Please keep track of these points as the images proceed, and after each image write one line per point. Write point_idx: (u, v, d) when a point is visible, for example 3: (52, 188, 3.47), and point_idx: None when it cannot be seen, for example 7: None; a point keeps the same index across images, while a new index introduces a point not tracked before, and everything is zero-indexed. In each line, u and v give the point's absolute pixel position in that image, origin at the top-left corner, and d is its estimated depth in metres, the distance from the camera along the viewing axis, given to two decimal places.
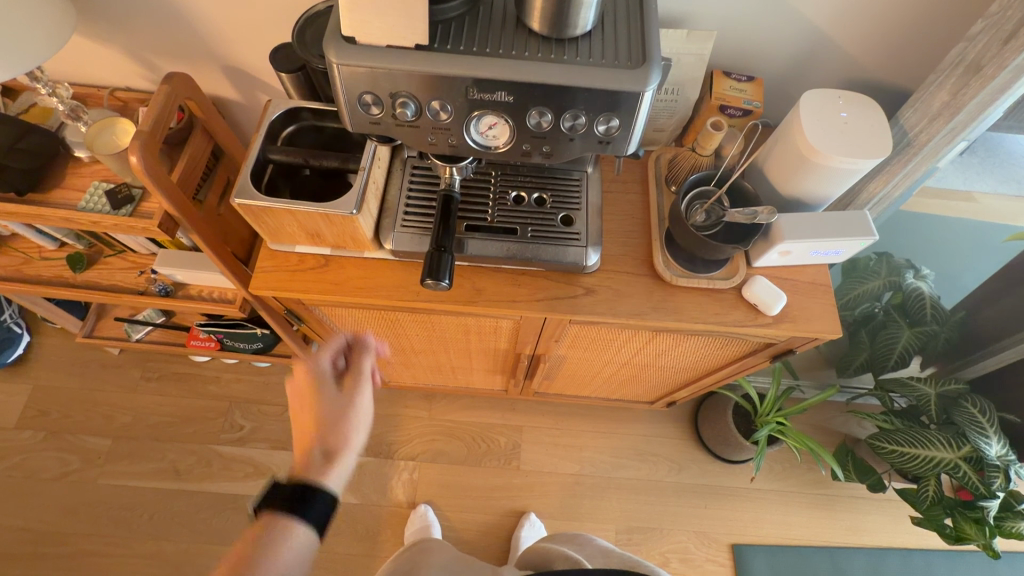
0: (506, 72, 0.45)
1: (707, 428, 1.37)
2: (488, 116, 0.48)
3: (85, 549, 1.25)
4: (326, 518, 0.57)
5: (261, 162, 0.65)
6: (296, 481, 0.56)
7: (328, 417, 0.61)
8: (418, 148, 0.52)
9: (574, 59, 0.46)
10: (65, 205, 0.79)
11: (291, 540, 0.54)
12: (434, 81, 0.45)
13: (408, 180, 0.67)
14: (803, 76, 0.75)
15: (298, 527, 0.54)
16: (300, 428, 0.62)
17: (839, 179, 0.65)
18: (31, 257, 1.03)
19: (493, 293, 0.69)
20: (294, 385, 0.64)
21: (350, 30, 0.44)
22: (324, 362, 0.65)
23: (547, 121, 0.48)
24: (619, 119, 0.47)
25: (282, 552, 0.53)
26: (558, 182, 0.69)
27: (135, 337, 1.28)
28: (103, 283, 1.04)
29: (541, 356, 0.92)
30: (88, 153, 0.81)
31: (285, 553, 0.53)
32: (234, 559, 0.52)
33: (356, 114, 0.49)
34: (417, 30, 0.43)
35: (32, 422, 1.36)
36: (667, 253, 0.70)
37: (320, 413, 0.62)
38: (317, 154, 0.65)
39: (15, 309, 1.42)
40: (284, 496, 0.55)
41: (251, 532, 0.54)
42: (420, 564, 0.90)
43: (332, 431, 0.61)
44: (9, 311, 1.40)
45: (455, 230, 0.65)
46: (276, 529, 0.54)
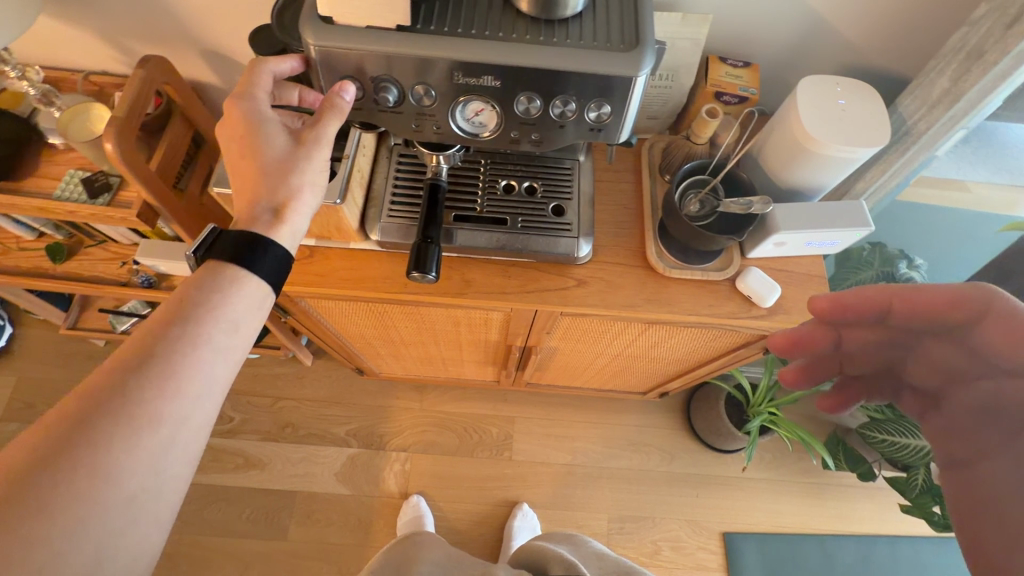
0: (492, 55, 0.43)
1: (699, 417, 1.37)
2: (474, 101, 0.46)
3: None
4: (281, 270, 0.54)
5: None
6: (242, 235, 0.51)
7: (276, 168, 0.53)
8: (403, 135, 0.50)
9: (563, 41, 0.44)
10: (39, 194, 0.76)
11: (241, 287, 0.51)
12: (417, 65, 0.43)
13: (394, 168, 0.65)
14: (800, 62, 0.73)
15: (248, 278, 0.52)
16: (245, 178, 0.53)
17: (835, 168, 0.63)
18: (8, 248, 1.01)
19: (483, 285, 0.68)
20: (232, 129, 0.53)
21: (327, 10, 0.42)
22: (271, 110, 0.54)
23: (536, 107, 0.46)
24: (611, 105, 0.45)
25: (231, 296, 0.50)
26: (549, 171, 0.67)
27: (121, 328, 1.26)
28: (84, 274, 1.01)
29: (532, 348, 0.91)
30: (62, 140, 0.78)
31: (233, 300, 0.50)
32: (171, 305, 0.49)
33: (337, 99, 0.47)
34: (398, 9, 0.41)
35: (16, 414, 1.34)
36: (660, 243, 0.69)
37: (265, 160, 0.53)
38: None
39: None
40: (229, 246, 0.51)
41: (188, 282, 0.51)
42: (416, 555, 0.89)
43: (280, 182, 0.53)
44: None
45: (443, 220, 0.63)
46: (222, 276, 0.51)
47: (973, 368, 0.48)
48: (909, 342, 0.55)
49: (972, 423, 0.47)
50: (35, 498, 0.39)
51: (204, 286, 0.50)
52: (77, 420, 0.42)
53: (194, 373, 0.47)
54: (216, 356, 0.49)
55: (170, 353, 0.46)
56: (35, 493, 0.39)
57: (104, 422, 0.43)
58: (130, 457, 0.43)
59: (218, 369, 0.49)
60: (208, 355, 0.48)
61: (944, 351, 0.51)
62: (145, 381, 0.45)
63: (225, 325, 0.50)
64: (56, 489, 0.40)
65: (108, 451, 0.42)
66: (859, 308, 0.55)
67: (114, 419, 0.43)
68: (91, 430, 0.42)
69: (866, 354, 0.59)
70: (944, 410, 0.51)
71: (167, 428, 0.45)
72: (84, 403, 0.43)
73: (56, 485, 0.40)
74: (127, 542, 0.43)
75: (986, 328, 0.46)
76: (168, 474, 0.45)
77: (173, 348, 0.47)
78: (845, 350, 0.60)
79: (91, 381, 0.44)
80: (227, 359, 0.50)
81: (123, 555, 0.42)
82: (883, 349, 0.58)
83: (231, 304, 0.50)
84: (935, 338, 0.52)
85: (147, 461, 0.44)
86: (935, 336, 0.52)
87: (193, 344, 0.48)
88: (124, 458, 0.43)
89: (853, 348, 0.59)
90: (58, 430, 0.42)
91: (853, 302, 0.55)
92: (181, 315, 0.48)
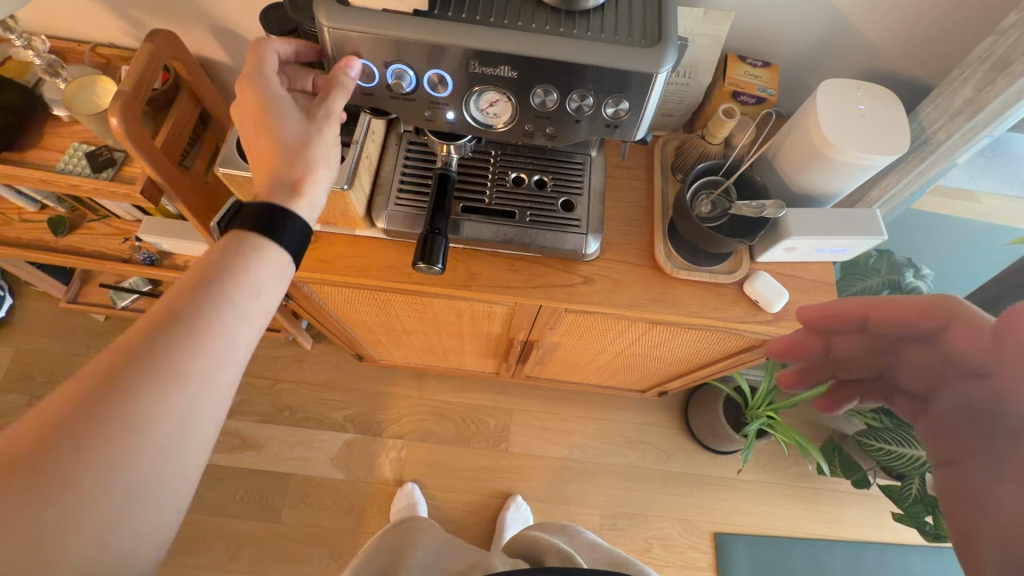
0: (510, 45, 0.42)
1: (697, 418, 1.37)
2: (489, 91, 0.45)
3: None
4: (302, 242, 0.53)
5: None
6: (264, 204, 0.50)
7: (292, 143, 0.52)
8: (414, 123, 0.49)
9: (583, 34, 0.43)
10: (43, 166, 0.75)
11: (263, 256, 0.49)
12: (433, 52, 0.42)
13: (404, 155, 0.64)
14: (820, 64, 0.72)
15: (272, 245, 0.50)
16: (260, 156, 0.52)
17: (851, 175, 0.62)
18: (10, 219, 1.00)
19: (488, 278, 0.67)
20: (243, 109, 0.52)
21: None
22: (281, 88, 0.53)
23: (552, 100, 0.45)
24: (629, 101, 0.44)
25: (256, 262, 0.49)
26: (560, 165, 0.66)
27: (121, 304, 1.26)
28: (85, 248, 1.00)
29: (534, 342, 0.90)
30: (67, 112, 0.77)
31: (258, 266, 0.49)
32: (197, 270, 0.47)
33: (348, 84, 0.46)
34: None
35: (14, 385, 1.34)
36: (669, 244, 0.68)
37: (280, 136, 0.52)
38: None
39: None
40: (248, 217, 0.50)
41: (214, 249, 0.49)
42: (412, 540, 0.89)
43: (296, 156, 0.52)
44: None
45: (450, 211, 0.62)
46: (247, 244, 0.49)
47: (951, 369, 0.51)
48: (894, 348, 0.58)
49: (955, 421, 0.50)
50: (59, 455, 0.37)
51: (225, 253, 0.48)
52: (100, 381, 0.40)
53: (219, 335, 0.45)
54: (240, 319, 0.47)
55: (196, 315, 0.45)
56: (58, 453, 0.37)
57: (128, 382, 0.41)
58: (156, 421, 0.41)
59: (243, 333, 0.47)
60: (234, 319, 0.46)
61: (926, 356, 0.54)
62: (169, 343, 0.43)
63: (250, 289, 0.48)
64: (79, 450, 0.38)
65: (131, 412, 0.40)
66: (843, 318, 0.58)
67: (137, 381, 0.41)
68: (115, 390, 0.40)
69: (858, 358, 0.61)
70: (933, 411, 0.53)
71: (192, 388, 0.43)
72: (110, 362, 0.41)
73: (81, 441, 0.38)
74: (151, 504, 0.41)
75: (953, 334, 0.49)
76: (192, 438, 0.43)
77: (198, 308, 0.45)
78: (835, 356, 0.62)
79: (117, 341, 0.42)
80: (252, 323, 0.48)
81: (143, 519, 0.40)
82: (869, 355, 0.60)
83: (256, 270, 0.49)
84: (915, 343, 0.55)
85: (171, 421, 0.42)
86: (916, 342, 0.54)
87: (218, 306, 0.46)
88: (148, 417, 0.41)
89: (842, 354, 0.62)
90: (83, 390, 0.40)
91: (836, 313, 0.58)
92: (207, 277, 0.46)
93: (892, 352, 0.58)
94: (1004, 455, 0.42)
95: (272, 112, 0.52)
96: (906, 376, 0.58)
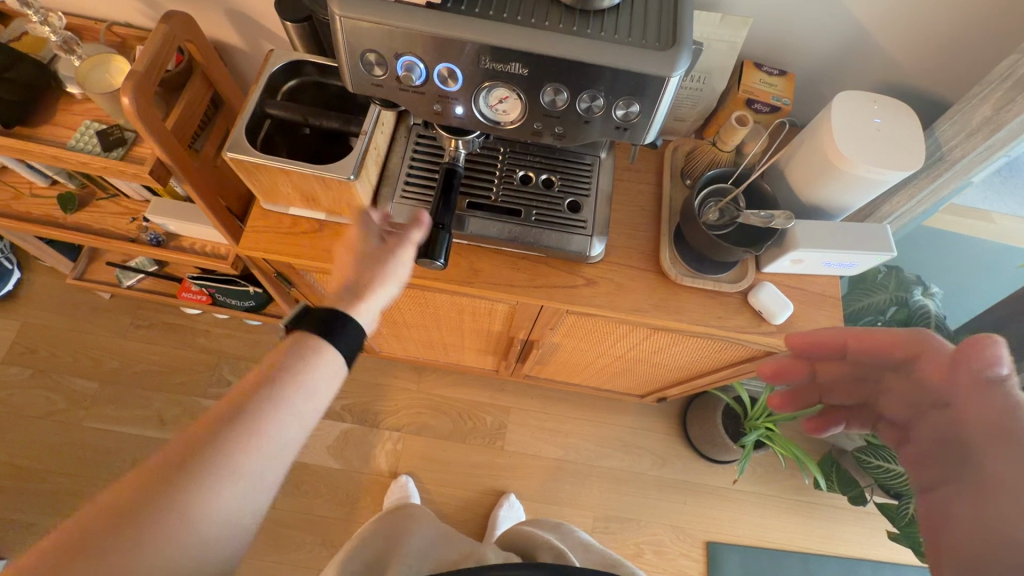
0: (522, 41, 0.41)
1: (694, 426, 1.36)
2: (499, 88, 0.45)
3: (66, 488, 1.27)
4: (358, 346, 0.51)
5: (258, 115, 0.61)
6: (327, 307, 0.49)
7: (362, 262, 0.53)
8: (422, 116, 0.49)
9: (597, 34, 0.42)
10: (54, 142, 0.76)
11: (319, 359, 0.48)
12: (444, 46, 0.42)
13: (412, 148, 0.64)
14: (837, 76, 0.71)
15: (331, 346, 0.49)
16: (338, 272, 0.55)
17: (862, 189, 0.62)
18: (21, 193, 1.01)
19: (490, 275, 0.67)
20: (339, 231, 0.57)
21: None
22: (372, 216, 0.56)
23: (562, 99, 0.45)
24: (640, 104, 0.44)
25: (315, 364, 0.47)
26: (568, 166, 0.66)
27: (127, 283, 1.28)
28: (93, 226, 1.01)
29: (534, 342, 0.90)
30: (81, 90, 0.77)
31: (317, 367, 0.48)
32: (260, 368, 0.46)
33: (358, 75, 0.46)
34: None
35: (20, 358, 1.37)
36: (674, 250, 0.67)
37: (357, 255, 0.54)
38: (312, 115, 0.62)
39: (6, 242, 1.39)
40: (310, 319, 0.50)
41: (280, 345, 0.49)
42: (406, 529, 0.89)
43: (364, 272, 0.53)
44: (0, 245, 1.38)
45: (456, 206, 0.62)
46: (309, 344, 0.48)
47: (924, 401, 0.50)
48: (876, 377, 0.56)
49: (925, 451, 0.49)
50: (108, 557, 0.37)
51: (287, 353, 0.47)
52: (155, 481, 0.39)
53: (273, 439, 0.44)
54: (293, 422, 0.45)
55: (254, 418, 0.43)
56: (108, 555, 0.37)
57: (180, 484, 0.40)
58: (202, 524, 0.40)
59: (296, 436, 0.45)
60: (288, 423, 0.45)
61: (904, 386, 0.52)
62: (224, 447, 0.42)
63: (306, 390, 0.46)
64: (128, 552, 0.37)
65: (179, 520, 0.39)
66: (820, 344, 0.56)
67: (189, 486, 0.40)
68: (168, 493, 0.39)
69: (845, 384, 0.58)
70: (911, 439, 0.51)
71: (238, 492, 0.41)
72: (166, 462, 0.40)
73: (128, 541, 0.37)
74: None
75: (924, 364, 0.48)
76: (232, 542, 0.42)
77: (255, 410, 0.43)
78: (822, 382, 0.59)
79: (178, 440, 0.42)
80: (304, 424, 0.46)
81: None
82: (856, 383, 0.57)
83: (312, 372, 0.47)
84: (893, 373, 0.53)
85: (210, 529, 0.40)
86: (894, 370, 0.52)
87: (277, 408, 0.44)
88: (194, 524, 0.40)
89: (828, 379, 0.59)
90: (138, 489, 0.39)
91: (813, 341, 0.56)
92: (269, 375, 0.45)
93: (875, 379, 0.56)
94: (976, 485, 0.42)
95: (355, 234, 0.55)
96: (889, 404, 0.54)
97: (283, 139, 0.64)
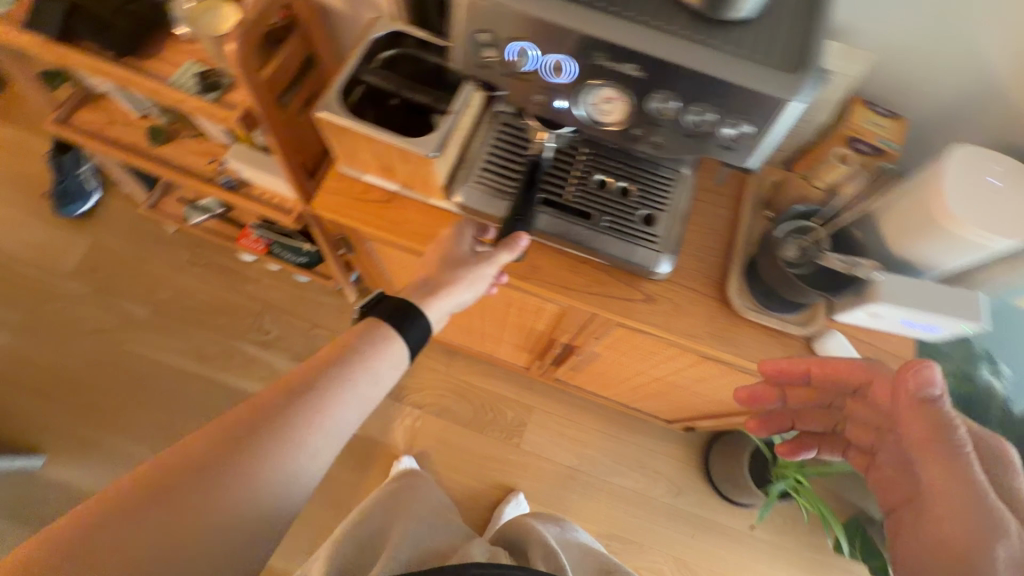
0: (643, 42, 0.40)
1: (717, 462, 1.32)
2: (607, 88, 0.43)
3: (106, 402, 1.35)
4: (421, 342, 0.59)
5: (351, 80, 0.62)
6: (400, 303, 0.58)
7: (444, 265, 0.61)
8: (519, 104, 0.48)
9: (722, 45, 0.40)
10: (157, 76, 0.79)
11: (388, 346, 0.56)
12: (563, 36, 0.41)
13: (495, 135, 0.64)
14: (953, 127, 0.66)
15: (396, 340, 0.57)
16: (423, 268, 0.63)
17: (961, 252, 0.57)
18: (116, 119, 1.07)
19: (549, 274, 0.66)
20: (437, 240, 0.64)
21: None
22: (466, 236, 0.63)
23: (671, 108, 0.43)
24: (752, 125, 0.42)
25: (379, 352, 0.55)
26: (649, 177, 0.64)
27: (193, 221, 1.34)
28: (174, 161, 1.06)
29: (574, 347, 0.89)
30: (188, 31, 0.80)
31: (379, 356, 0.55)
32: (334, 347, 0.55)
33: (466, 55, 0.46)
34: None
35: (85, 274, 1.45)
36: (742, 281, 0.65)
37: (442, 260, 0.62)
38: (405, 88, 0.62)
39: (94, 163, 1.47)
40: (387, 308, 0.58)
41: (351, 330, 0.56)
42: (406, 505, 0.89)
43: (448, 268, 0.61)
44: (88, 164, 1.46)
45: (530, 200, 0.61)
46: (376, 335, 0.56)
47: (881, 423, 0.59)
48: (838, 402, 0.65)
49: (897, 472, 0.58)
50: (188, 493, 0.44)
51: (359, 338, 0.56)
52: (235, 437, 0.47)
53: (335, 414, 0.51)
54: (354, 401, 0.52)
55: (322, 391, 0.51)
56: (188, 495, 0.44)
57: (255, 440, 0.47)
58: (268, 479, 0.46)
59: (352, 416, 0.52)
60: (350, 400, 0.52)
61: (862, 410, 0.61)
62: (295, 412, 0.49)
63: (370, 374, 0.54)
64: (204, 495, 0.44)
65: (253, 472, 0.46)
66: (789, 372, 0.61)
67: (262, 443, 0.47)
68: (247, 445, 0.46)
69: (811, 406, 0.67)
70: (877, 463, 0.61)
71: (301, 457, 0.48)
72: (246, 419, 0.48)
73: (207, 483, 0.44)
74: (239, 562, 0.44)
75: (875, 388, 0.57)
76: (289, 502, 0.47)
77: (323, 386, 0.51)
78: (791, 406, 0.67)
79: (257, 402, 0.49)
80: (361, 410, 0.53)
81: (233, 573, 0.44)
82: (817, 406, 0.66)
83: (378, 358, 0.55)
84: (851, 397, 0.62)
85: (275, 481, 0.46)
86: (857, 398, 0.61)
87: (340, 387, 0.52)
88: (262, 477, 0.46)
89: (796, 404, 0.66)
90: (222, 440, 0.46)
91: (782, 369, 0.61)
92: (338, 357, 0.53)
93: (838, 406, 0.65)
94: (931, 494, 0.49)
95: (447, 240, 0.62)
96: (853, 429, 0.63)
97: (369, 108, 0.63)
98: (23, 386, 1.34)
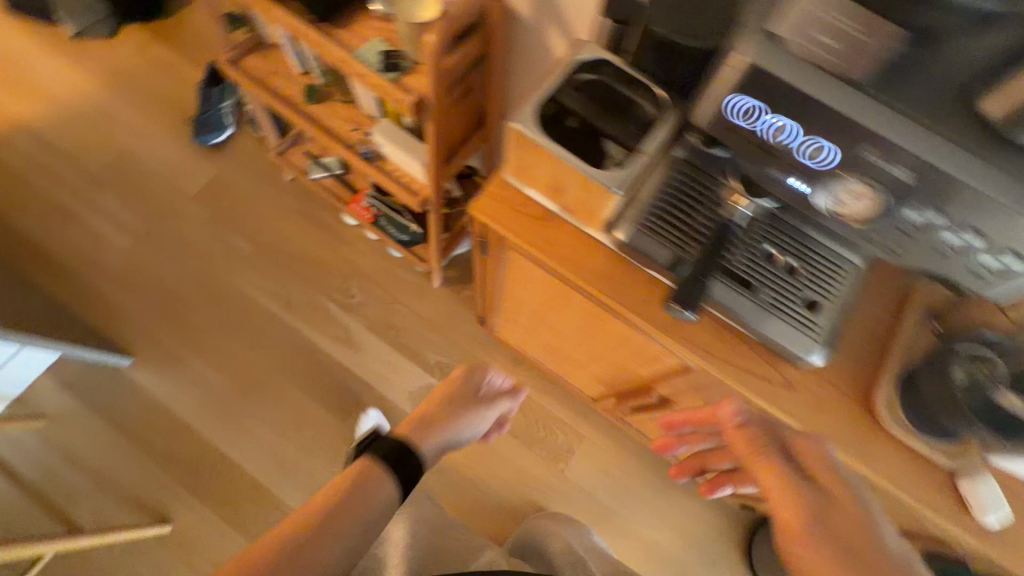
0: (926, 150, 0.47)
1: (763, 547, 1.26)
2: (864, 184, 0.51)
3: (196, 323, 1.43)
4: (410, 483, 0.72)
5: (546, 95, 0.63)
6: (392, 440, 0.73)
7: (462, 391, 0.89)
8: (765, 170, 0.57)
9: (995, 163, 0.47)
10: (343, 46, 0.82)
11: (382, 484, 0.69)
12: (844, 123, 0.48)
13: (672, 181, 0.63)
14: None
15: (386, 478, 0.70)
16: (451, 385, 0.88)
17: None
18: (282, 70, 1.13)
19: (690, 333, 0.63)
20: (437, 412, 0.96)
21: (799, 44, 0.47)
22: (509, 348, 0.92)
23: (924, 214, 0.51)
24: (987, 240, 0.51)
25: (374, 487, 0.68)
26: (822, 262, 0.61)
27: (314, 175, 1.43)
28: (322, 120, 1.11)
29: (667, 400, 0.87)
30: (382, 9, 0.82)
31: (374, 490, 0.68)
32: (339, 483, 0.68)
33: (729, 117, 0.54)
34: (858, 66, 0.46)
35: (205, 201, 1.55)
36: (896, 391, 0.61)
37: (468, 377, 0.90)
38: (601, 117, 0.63)
39: (236, 102, 1.58)
40: (385, 446, 0.73)
41: (347, 473, 0.70)
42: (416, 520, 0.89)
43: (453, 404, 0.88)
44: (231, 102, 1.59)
45: (707, 258, 0.58)
46: (372, 474, 0.69)
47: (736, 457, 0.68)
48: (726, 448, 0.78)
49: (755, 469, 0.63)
50: None
51: (358, 475, 0.69)
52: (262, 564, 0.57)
53: (337, 540, 0.62)
54: (355, 526, 0.64)
55: (329, 520, 0.63)
56: None
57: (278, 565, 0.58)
58: None
59: (353, 539, 0.63)
60: (351, 526, 0.64)
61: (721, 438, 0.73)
62: (309, 540, 0.61)
63: (367, 503, 0.67)
64: None
65: None
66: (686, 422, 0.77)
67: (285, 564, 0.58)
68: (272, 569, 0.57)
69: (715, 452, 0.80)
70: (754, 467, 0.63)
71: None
72: (271, 545, 0.59)
73: None
74: None
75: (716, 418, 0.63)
76: None
77: (330, 517, 0.63)
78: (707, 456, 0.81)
79: (278, 530, 0.61)
80: (360, 534, 0.64)
81: None
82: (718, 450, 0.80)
83: (375, 489, 0.68)
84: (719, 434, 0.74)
85: None
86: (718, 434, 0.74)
87: (342, 517, 0.64)
88: None
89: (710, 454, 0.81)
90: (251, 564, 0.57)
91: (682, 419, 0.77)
92: (342, 492, 0.66)
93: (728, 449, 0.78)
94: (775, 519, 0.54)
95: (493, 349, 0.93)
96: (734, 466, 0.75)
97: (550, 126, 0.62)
98: (131, 290, 1.45)
